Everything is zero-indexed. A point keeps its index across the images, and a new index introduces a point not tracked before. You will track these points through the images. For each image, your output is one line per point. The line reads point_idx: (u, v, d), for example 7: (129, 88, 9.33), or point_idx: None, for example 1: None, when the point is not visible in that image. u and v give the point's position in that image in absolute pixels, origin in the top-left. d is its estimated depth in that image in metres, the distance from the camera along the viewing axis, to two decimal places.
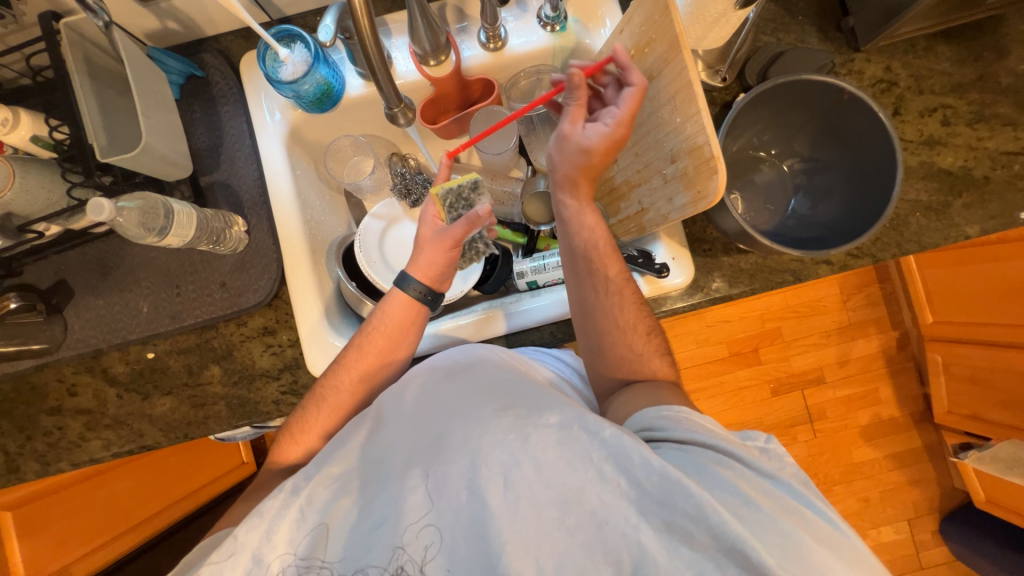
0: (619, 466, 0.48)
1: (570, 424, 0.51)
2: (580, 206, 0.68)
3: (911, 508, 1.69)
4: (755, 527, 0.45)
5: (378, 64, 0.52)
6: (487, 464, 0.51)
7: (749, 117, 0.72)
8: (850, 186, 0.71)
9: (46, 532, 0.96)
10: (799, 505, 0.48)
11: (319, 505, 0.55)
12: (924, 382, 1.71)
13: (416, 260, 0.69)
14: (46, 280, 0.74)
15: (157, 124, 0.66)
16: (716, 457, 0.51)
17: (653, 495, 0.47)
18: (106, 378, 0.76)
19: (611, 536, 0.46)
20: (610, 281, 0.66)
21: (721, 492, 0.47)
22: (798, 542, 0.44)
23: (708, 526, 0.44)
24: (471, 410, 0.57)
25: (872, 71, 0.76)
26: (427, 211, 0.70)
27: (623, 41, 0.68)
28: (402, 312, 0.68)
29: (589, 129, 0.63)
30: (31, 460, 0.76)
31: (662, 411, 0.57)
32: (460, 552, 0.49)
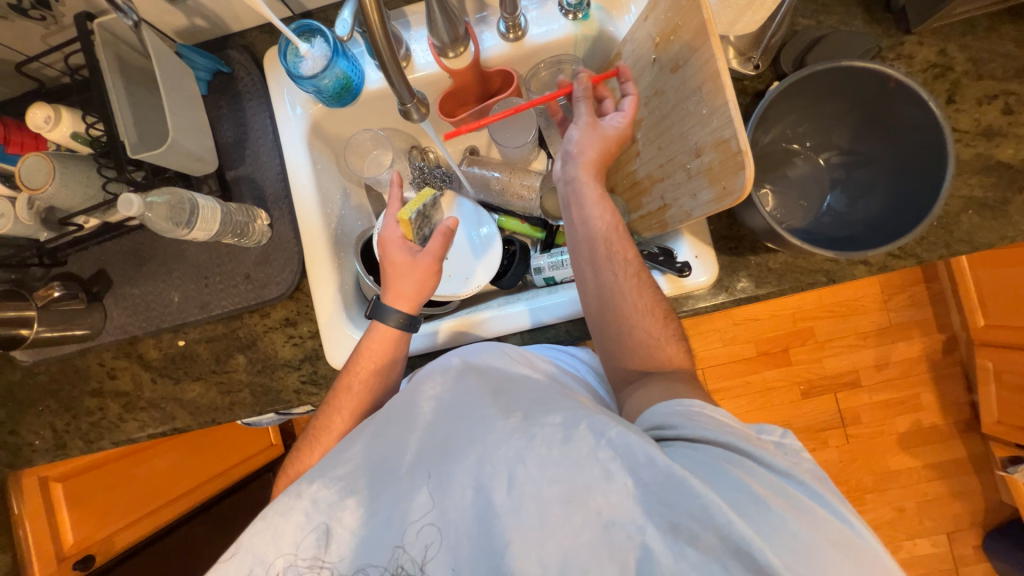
0: (626, 466, 0.47)
1: (575, 423, 0.50)
2: (593, 192, 0.65)
3: (951, 521, 1.60)
4: (765, 528, 0.43)
5: (388, 55, 0.51)
6: (492, 462, 0.51)
7: (783, 108, 0.68)
8: (892, 183, 0.66)
9: (93, 502, 1.04)
10: (812, 505, 0.46)
11: (324, 506, 0.54)
12: (972, 388, 1.61)
13: (401, 289, 0.70)
14: (88, 270, 0.79)
15: (183, 121, 0.68)
16: (729, 457, 0.49)
17: (659, 495, 0.45)
18: (142, 363, 0.81)
19: (618, 537, 0.45)
20: (628, 264, 0.64)
21: (731, 493, 0.45)
22: (808, 543, 0.43)
23: (715, 526, 0.43)
24: (478, 409, 0.57)
25: (924, 55, 0.70)
26: (394, 233, 0.72)
27: (647, 28, 0.65)
28: (383, 342, 0.69)
29: (610, 119, 0.67)
30: (76, 438, 0.81)
31: (675, 407, 0.55)
32: (466, 546, 0.49)
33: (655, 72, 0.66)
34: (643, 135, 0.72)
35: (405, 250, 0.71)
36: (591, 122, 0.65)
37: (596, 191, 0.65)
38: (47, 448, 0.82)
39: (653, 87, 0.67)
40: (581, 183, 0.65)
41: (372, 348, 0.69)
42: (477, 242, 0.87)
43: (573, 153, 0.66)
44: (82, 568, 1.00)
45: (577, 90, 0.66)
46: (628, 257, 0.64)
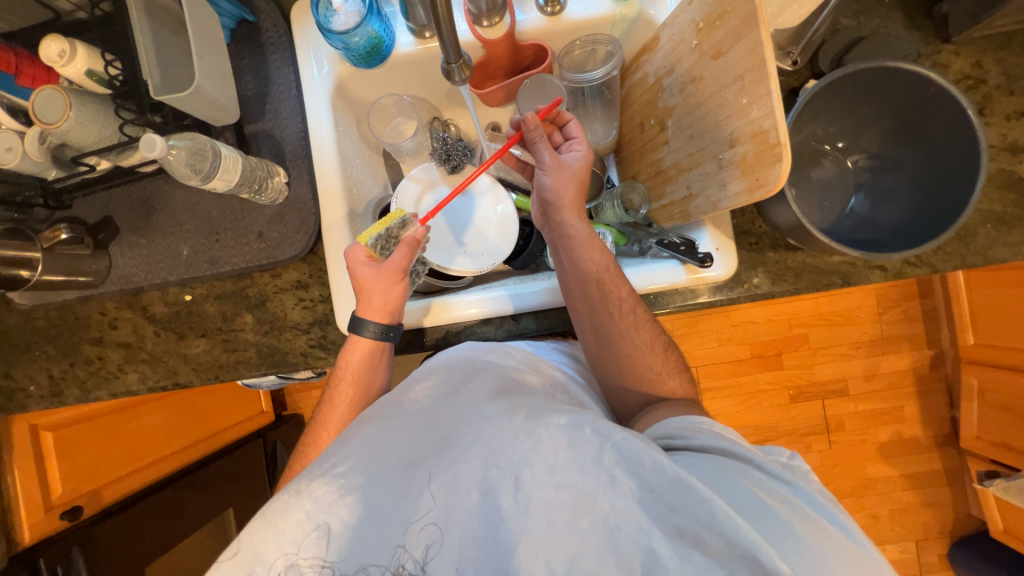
0: (631, 470, 0.47)
1: (580, 427, 0.50)
2: (587, 234, 0.70)
3: (920, 529, 1.67)
4: (771, 530, 0.44)
5: (444, 8, 0.47)
6: (498, 464, 0.49)
7: (818, 107, 0.68)
8: (918, 191, 0.66)
9: (81, 452, 1.02)
10: (817, 515, 0.46)
11: (324, 504, 0.51)
12: (954, 404, 1.65)
13: (367, 302, 0.69)
14: (94, 215, 0.77)
15: (210, 67, 0.65)
16: (738, 469, 0.50)
17: (665, 500, 0.45)
18: (145, 315, 0.79)
19: (624, 543, 0.44)
20: (623, 301, 0.68)
21: (739, 500, 0.46)
22: (820, 553, 0.43)
23: (723, 533, 0.42)
24: (483, 410, 0.56)
25: (960, 65, 0.70)
26: (354, 256, 0.70)
27: (690, 12, 0.64)
28: (361, 354, 0.70)
29: (572, 156, 0.71)
30: (73, 386, 0.80)
31: (684, 421, 0.58)
32: (470, 546, 0.48)
33: (694, 58, 0.65)
34: (674, 123, 0.72)
35: (367, 267, 0.69)
36: (558, 164, 0.70)
37: (586, 229, 0.70)
38: (42, 394, 0.80)
39: (690, 74, 0.67)
40: (569, 227, 0.70)
41: (348, 361, 0.71)
42: (493, 219, 0.86)
43: (559, 197, 0.70)
44: (70, 519, 0.97)
45: (529, 131, 0.67)
46: (623, 293, 0.68)
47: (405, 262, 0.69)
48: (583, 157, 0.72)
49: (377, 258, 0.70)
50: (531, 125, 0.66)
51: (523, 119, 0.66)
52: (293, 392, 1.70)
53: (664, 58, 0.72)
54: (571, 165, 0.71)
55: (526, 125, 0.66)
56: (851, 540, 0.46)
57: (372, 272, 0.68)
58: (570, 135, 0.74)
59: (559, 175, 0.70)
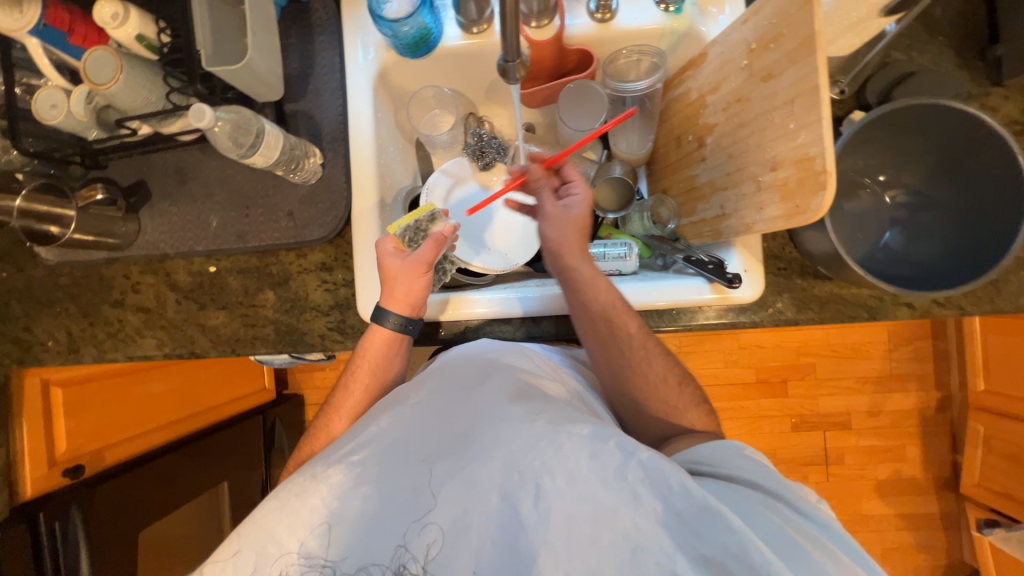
0: (656, 490, 0.47)
1: (603, 439, 0.50)
2: (594, 272, 0.69)
3: (911, 571, 1.65)
4: (802, 567, 0.43)
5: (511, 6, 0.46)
6: (520, 470, 0.50)
7: (862, 138, 0.67)
8: (955, 231, 0.65)
9: (86, 413, 1.02)
10: (846, 556, 0.46)
11: (339, 492, 0.51)
12: (957, 449, 1.64)
13: (391, 292, 0.69)
14: (128, 179, 0.77)
15: (263, 43, 0.65)
16: (766, 501, 0.50)
17: (690, 526, 0.45)
18: (168, 283, 0.79)
19: (646, 564, 0.44)
20: (632, 337, 0.67)
21: (767, 534, 0.46)
22: None
23: (751, 566, 0.42)
24: (504, 411, 0.56)
25: (1008, 110, 0.70)
26: (382, 246, 0.71)
27: (744, 32, 0.64)
28: (384, 343, 0.70)
29: (569, 202, 0.72)
30: (90, 345, 0.80)
31: (716, 447, 0.57)
32: (488, 550, 0.48)
33: (743, 78, 0.65)
34: (713, 141, 0.72)
35: (394, 257, 0.70)
36: (553, 212, 0.72)
37: (592, 268, 0.69)
38: (59, 351, 0.81)
39: (736, 93, 0.67)
40: (574, 271, 0.70)
41: (369, 349, 0.71)
42: (520, 219, 0.87)
43: (561, 241, 0.71)
44: (72, 477, 0.97)
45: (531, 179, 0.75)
46: (631, 330, 0.68)
47: (429, 257, 0.69)
48: (584, 201, 0.72)
49: (405, 250, 0.71)
50: (534, 174, 0.75)
51: (527, 168, 0.75)
52: (296, 372, 1.71)
53: (710, 75, 0.72)
54: (569, 213, 0.71)
55: (528, 176, 0.75)
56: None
57: (397, 263, 0.69)
58: (569, 179, 0.75)
59: (556, 224, 0.72)
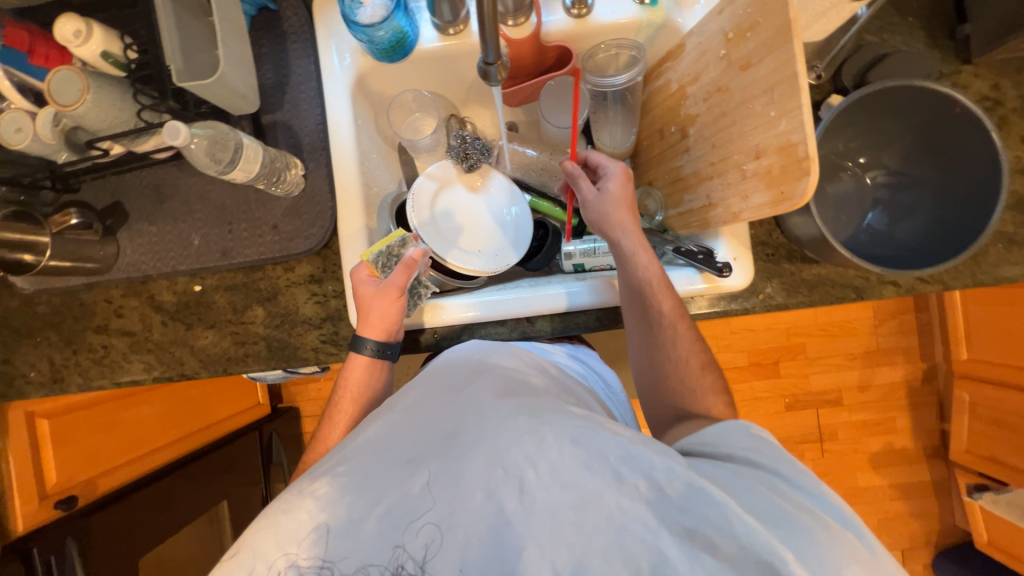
0: (637, 469, 0.46)
1: (585, 426, 0.50)
2: (637, 245, 0.69)
3: (907, 539, 1.70)
4: (789, 534, 0.43)
5: (490, 12, 0.45)
6: (503, 465, 0.48)
7: (841, 122, 0.68)
8: (935, 208, 0.67)
9: (75, 442, 0.99)
10: (839, 525, 0.45)
11: (325, 504, 0.50)
12: (945, 417, 1.68)
13: (366, 319, 0.69)
14: (103, 201, 0.75)
15: (234, 54, 0.63)
16: (755, 474, 0.50)
17: (676, 502, 0.45)
18: (153, 305, 0.77)
19: (632, 544, 0.44)
20: (671, 314, 0.67)
21: (758, 507, 0.46)
22: (840, 558, 0.42)
23: (737, 538, 0.43)
24: (488, 406, 0.55)
25: (979, 86, 0.71)
26: (356, 275, 0.72)
27: (720, 21, 0.64)
28: (362, 370, 0.71)
29: (607, 180, 0.72)
30: (75, 374, 0.78)
31: (721, 428, 0.57)
32: (473, 547, 0.47)
33: (722, 68, 0.65)
34: (696, 132, 0.73)
35: (368, 285, 0.70)
36: (592, 194, 0.72)
37: (633, 242, 0.69)
38: (42, 381, 0.78)
39: (716, 83, 0.67)
40: (619, 246, 0.70)
41: (349, 377, 0.71)
42: (508, 220, 0.86)
43: (602, 220, 0.71)
44: (65, 507, 0.94)
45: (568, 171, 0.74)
46: (668, 308, 0.67)
47: (402, 282, 0.70)
48: (620, 175, 0.72)
49: (378, 276, 0.72)
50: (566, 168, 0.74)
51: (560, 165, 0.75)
52: (290, 385, 1.69)
53: (690, 66, 0.72)
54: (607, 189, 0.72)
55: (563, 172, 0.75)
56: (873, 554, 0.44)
57: (371, 290, 0.69)
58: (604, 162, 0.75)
59: (593, 205, 0.72)
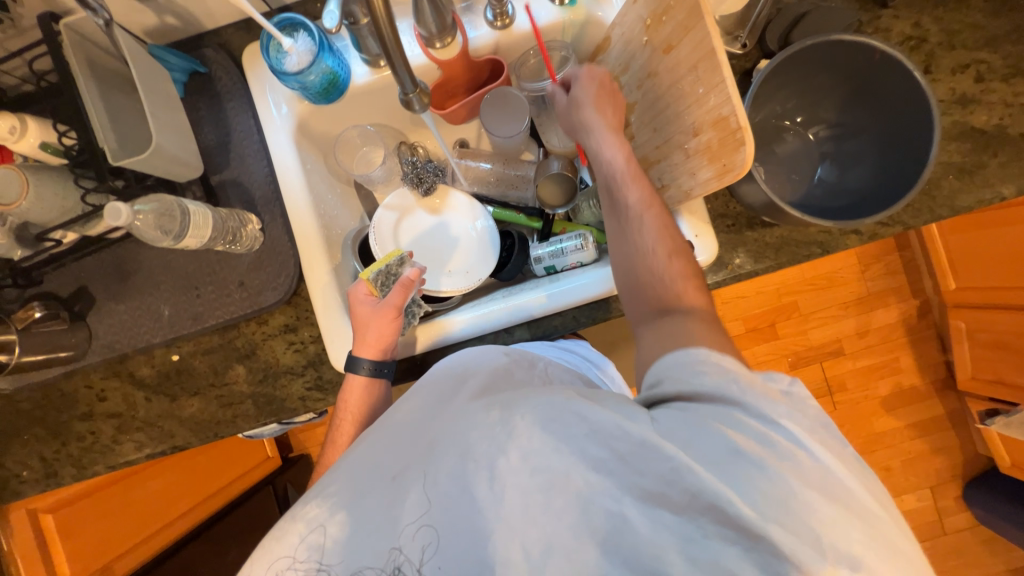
0: (602, 442, 0.45)
1: (554, 408, 0.48)
2: (603, 135, 0.64)
3: (933, 475, 1.69)
4: (741, 479, 0.41)
5: (392, 41, 0.45)
6: (474, 458, 0.49)
7: (773, 86, 0.69)
8: (881, 153, 0.67)
9: (82, 533, 0.98)
10: (806, 460, 0.42)
11: (315, 523, 0.53)
12: (947, 348, 1.69)
13: (363, 338, 0.69)
14: (68, 288, 0.75)
15: (166, 124, 0.64)
16: (725, 404, 0.45)
17: (634, 466, 0.44)
18: (134, 382, 0.77)
19: (597, 516, 0.44)
20: (642, 206, 0.61)
21: (715, 453, 0.42)
22: (796, 498, 0.40)
23: (686, 488, 0.41)
24: (465, 404, 0.54)
25: (901, 27, 0.72)
26: (356, 293, 0.71)
27: (636, 10, 0.66)
28: (359, 394, 0.69)
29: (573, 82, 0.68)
30: (68, 465, 0.77)
31: (687, 355, 0.49)
32: (450, 545, 0.48)
33: (647, 54, 0.66)
34: (637, 118, 0.73)
35: (365, 304, 0.70)
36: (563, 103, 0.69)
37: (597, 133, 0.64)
38: (37, 478, 0.78)
39: (645, 69, 0.68)
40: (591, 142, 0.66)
41: (347, 402, 0.69)
42: (475, 235, 0.87)
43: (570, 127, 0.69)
44: None
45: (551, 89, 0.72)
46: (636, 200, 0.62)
47: (400, 301, 0.69)
48: (588, 77, 0.67)
49: (377, 296, 0.71)
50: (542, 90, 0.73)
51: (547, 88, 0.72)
52: (297, 433, 1.67)
53: (619, 57, 0.73)
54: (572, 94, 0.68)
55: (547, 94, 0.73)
56: (834, 480, 0.41)
57: (369, 309, 0.69)
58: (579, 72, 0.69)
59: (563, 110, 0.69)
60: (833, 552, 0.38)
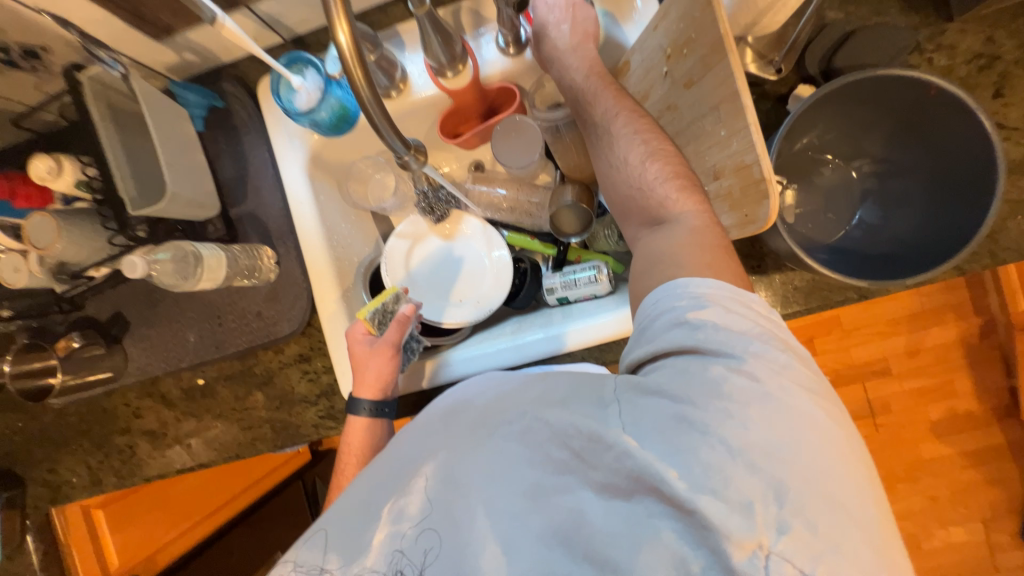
0: (561, 443, 0.44)
1: (520, 419, 0.47)
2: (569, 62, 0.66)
3: (986, 509, 1.56)
4: (682, 452, 0.38)
5: (376, 110, 0.44)
6: (443, 459, 0.50)
7: (810, 117, 0.62)
8: (932, 195, 0.60)
9: (131, 524, 1.08)
10: (760, 412, 0.39)
11: (309, 561, 0.51)
12: (1012, 373, 1.53)
13: (360, 379, 0.69)
14: (105, 313, 0.80)
15: (182, 169, 0.67)
16: (679, 373, 0.42)
17: (586, 459, 0.43)
18: (165, 402, 0.82)
19: (557, 511, 0.43)
20: (617, 119, 0.60)
21: (663, 420, 0.40)
22: (738, 466, 0.37)
23: (628, 468, 0.40)
24: (445, 412, 0.56)
25: (969, 43, 0.63)
26: (352, 330, 0.71)
27: (657, 38, 0.60)
28: (362, 434, 0.70)
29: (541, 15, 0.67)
30: (110, 474, 0.84)
31: (661, 300, 0.48)
32: (428, 544, 0.48)
33: (667, 86, 0.61)
34: None
35: (362, 344, 0.70)
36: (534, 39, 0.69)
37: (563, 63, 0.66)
38: (84, 484, 0.85)
39: (665, 101, 0.63)
40: (567, 72, 0.66)
41: (349, 443, 0.70)
42: (486, 264, 0.85)
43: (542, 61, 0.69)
44: None
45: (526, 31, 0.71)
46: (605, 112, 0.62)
47: (396, 341, 0.69)
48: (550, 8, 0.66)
49: (375, 334, 0.71)
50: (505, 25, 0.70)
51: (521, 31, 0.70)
52: None
53: (638, 84, 0.68)
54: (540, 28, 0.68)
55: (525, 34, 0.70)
56: (783, 446, 0.37)
57: (366, 349, 0.69)
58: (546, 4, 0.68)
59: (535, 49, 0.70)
60: (764, 518, 0.35)
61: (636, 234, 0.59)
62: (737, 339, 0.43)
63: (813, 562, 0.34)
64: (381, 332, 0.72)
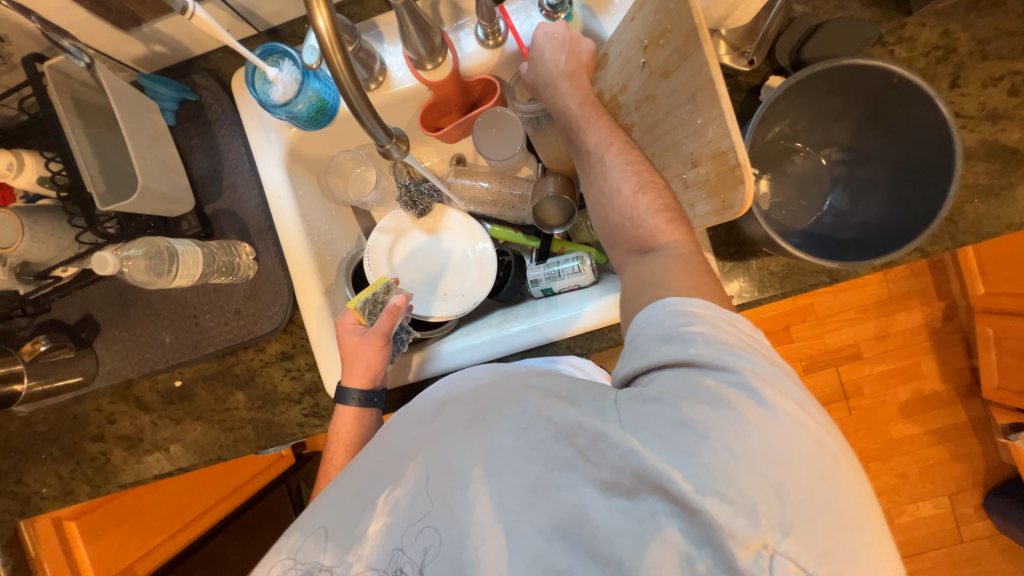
0: (564, 439, 0.45)
1: (522, 414, 0.47)
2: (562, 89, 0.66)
3: (952, 483, 1.64)
4: (687, 454, 0.40)
5: (354, 96, 0.43)
6: (444, 458, 0.49)
7: (782, 107, 0.65)
8: (896, 181, 0.63)
9: (105, 535, 1.04)
10: (759, 416, 0.40)
11: (303, 556, 0.50)
12: (972, 354, 1.61)
13: (351, 368, 0.68)
14: (74, 315, 0.77)
15: (153, 164, 0.65)
16: (680, 382, 0.44)
17: (591, 457, 0.44)
18: (140, 406, 0.79)
19: (561, 508, 0.44)
20: (609, 150, 0.60)
21: (665, 425, 0.42)
22: (740, 467, 0.38)
23: (633, 469, 0.41)
24: (437, 405, 0.55)
25: (926, 36, 0.66)
26: (342, 322, 0.71)
27: (634, 29, 0.62)
28: (351, 424, 0.69)
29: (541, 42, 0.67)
30: (84, 483, 0.81)
31: (654, 312, 0.49)
32: (428, 544, 0.47)
33: (644, 76, 0.62)
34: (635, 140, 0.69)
35: (353, 334, 0.70)
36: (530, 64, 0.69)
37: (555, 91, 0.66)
38: (55, 495, 0.82)
39: (642, 92, 0.64)
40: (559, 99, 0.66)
41: (338, 433, 0.69)
42: (471, 257, 0.85)
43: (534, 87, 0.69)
44: None
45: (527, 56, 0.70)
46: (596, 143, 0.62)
47: (388, 330, 0.69)
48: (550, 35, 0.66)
49: (366, 323, 0.71)
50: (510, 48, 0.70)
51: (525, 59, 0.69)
52: None
53: (615, 76, 0.68)
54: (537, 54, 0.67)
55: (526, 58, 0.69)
56: (778, 449, 0.39)
57: (357, 340, 0.69)
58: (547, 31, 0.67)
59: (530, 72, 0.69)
60: (768, 518, 0.37)
61: (623, 259, 0.59)
62: (729, 351, 0.44)
63: (807, 553, 0.36)
64: (372, 322, 0.72)
